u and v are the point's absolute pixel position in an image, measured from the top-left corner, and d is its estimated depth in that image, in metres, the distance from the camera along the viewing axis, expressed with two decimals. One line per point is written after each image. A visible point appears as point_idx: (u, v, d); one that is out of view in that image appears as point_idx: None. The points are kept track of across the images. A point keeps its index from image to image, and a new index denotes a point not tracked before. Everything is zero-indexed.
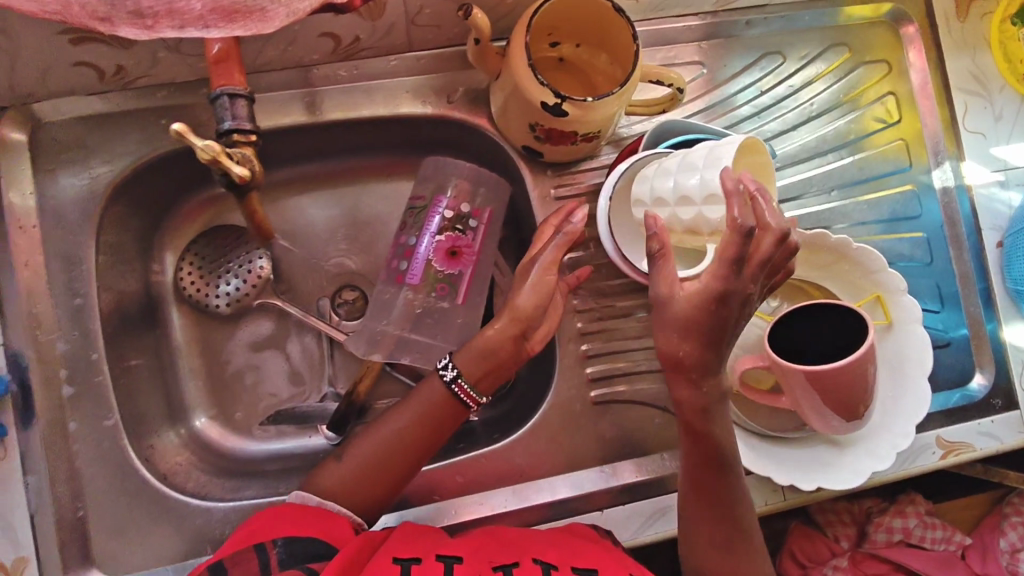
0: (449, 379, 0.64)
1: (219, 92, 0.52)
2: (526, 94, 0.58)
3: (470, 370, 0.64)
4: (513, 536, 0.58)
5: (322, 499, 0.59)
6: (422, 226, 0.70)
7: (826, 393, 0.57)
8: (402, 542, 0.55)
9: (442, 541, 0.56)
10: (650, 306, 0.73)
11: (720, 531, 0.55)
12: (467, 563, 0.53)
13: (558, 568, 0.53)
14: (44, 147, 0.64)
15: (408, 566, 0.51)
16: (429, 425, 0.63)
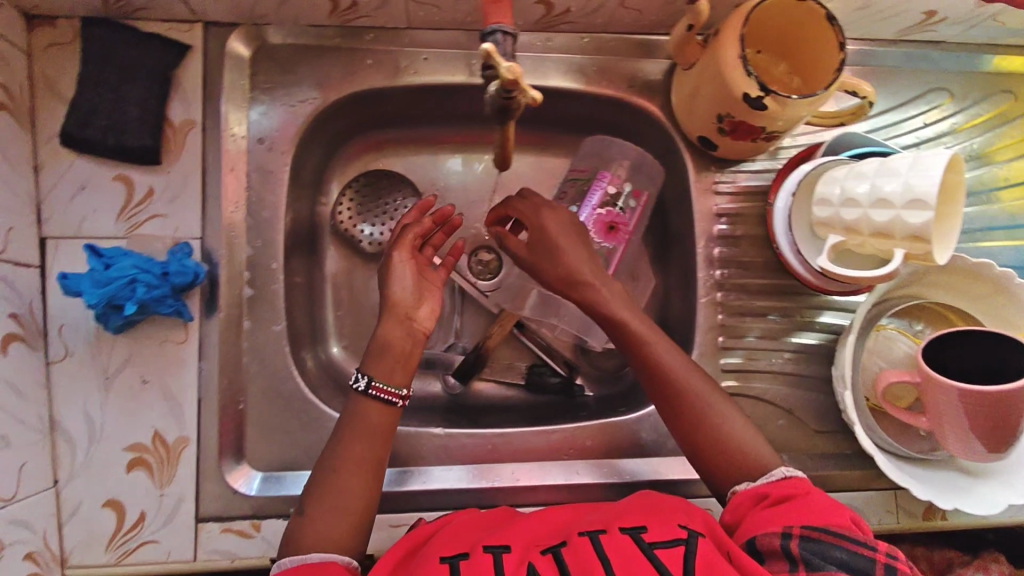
0: (362, 388, 0.59)
1: (493, 29, 0.47)
2: (728, 84, 0.60)
3: (381, 373, 0.60)
4: (564, 518, 0.59)
5: (304, 555, 0.53)
6: (582, 199, 0.74)
7: (975, 412, 0.57)
8: (447, 539, 0.55)
9: (485, 531, 0.56)
10: (787, 311, 0.75)
11: (701, 430, 0.61)
12: (514, 551, 0.53)
13: (605, 531, 0.54)
14: (262, 68, 0.67)
15: (455, 562, 0.51)
16: (377, 440, 0.58)
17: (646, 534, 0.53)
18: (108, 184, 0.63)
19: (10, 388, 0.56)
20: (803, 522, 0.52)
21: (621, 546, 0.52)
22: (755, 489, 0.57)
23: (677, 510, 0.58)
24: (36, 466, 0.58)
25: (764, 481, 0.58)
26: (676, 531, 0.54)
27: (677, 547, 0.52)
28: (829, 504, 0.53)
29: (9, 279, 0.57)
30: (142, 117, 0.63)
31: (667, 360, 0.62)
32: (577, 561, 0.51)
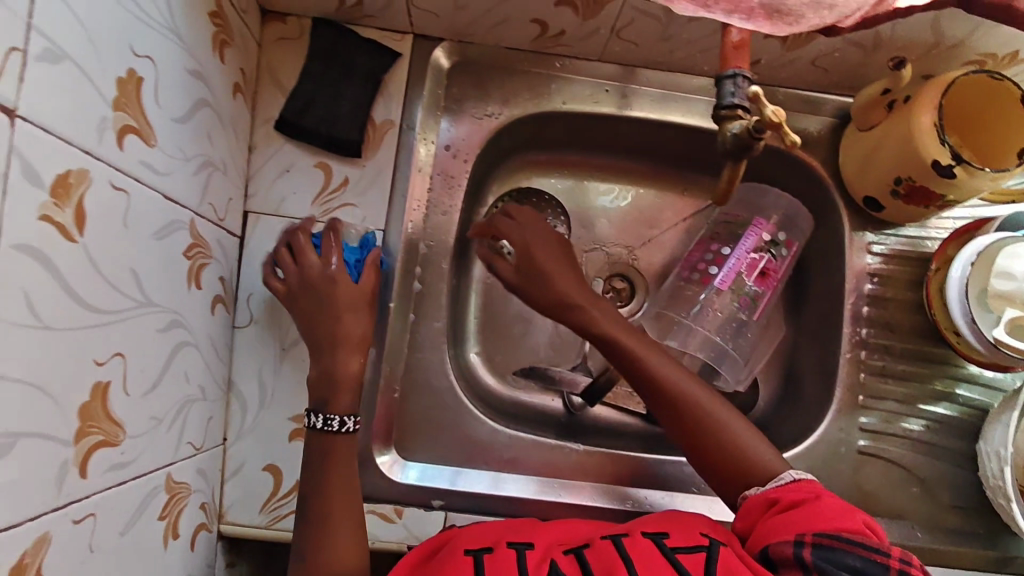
0: (346, 428, 0.58)
1: (733, 72, 0.49)
2: (917, 150, 0.62)
3: (337, 404, 0.59)
4: (579, 529, 0.56)
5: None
6: (736, 240, 0.76)
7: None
8: (471, 538, 0.53)
9: (508, 530, 0.54)
10: (929, 379, 0.74)
11: (708, 438, 0.60)
12: (537, 549, 0.50)
13: (628, 535, 0.51)
14: (459, 81, 0.73)
15: (480, 555, 0.49)
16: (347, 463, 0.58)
17: (668, 539, 0.51)
18: (310, 169, 0.68)
19: (212, 346, 0.60)
20: (815, 528, 0.49)
21: (645, 549, 0.49)
22: (766, 495, 0.55)
23: (694, 522, 0.55)
24: (217, 422, 0.61)
25: (773, 485, 0.56)
26: (699, 538, 0.51)
27: (700, 552, 0.49)
28: (845, 509, 0.51)
29: (224, 245, 0.61)
30: (351, 113, 0.68)
31: (660, 369, 0.62)
32: (601, 561, 0.48)
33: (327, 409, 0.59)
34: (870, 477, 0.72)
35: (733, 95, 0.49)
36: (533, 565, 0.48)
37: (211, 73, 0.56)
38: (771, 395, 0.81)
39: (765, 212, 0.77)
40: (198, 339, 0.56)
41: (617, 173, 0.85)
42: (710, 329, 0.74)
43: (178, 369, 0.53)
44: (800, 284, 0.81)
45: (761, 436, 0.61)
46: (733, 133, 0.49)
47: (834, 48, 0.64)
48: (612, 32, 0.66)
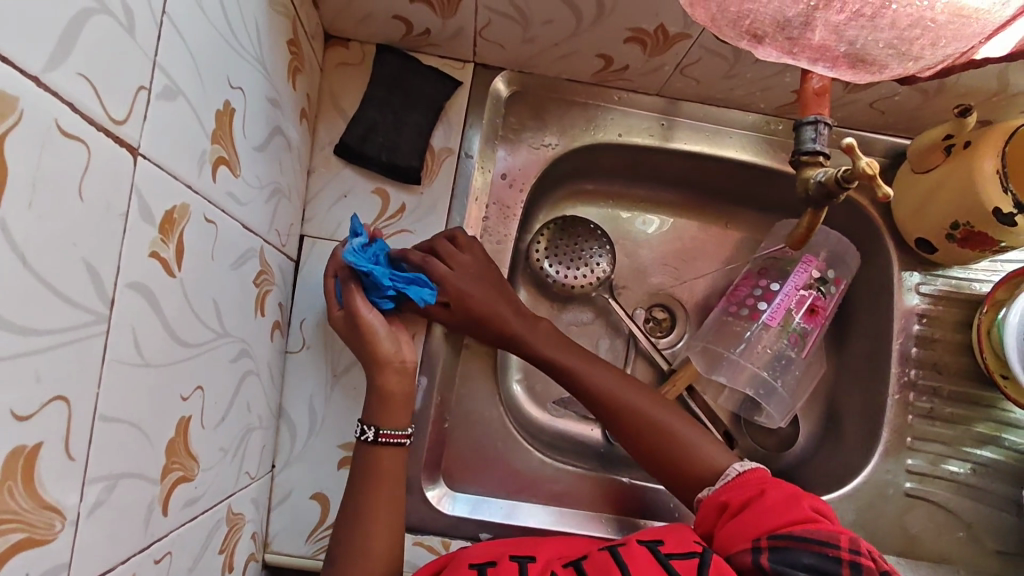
0: (370, 438, 0.57)
1: (815, 119, 0.50)
2: (979, 197, 0.62)
3: (386, 417, 0.58)
4: (584, 544, 0.53)
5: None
6: (785, 276, 0.76)
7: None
8: (477, 553, 0.51)
9: (508, 544, 0.52)
10: (974, 422, 0.74)
11: (649, 441, 0.60)
12: (539, 564, 0.49)
13: (622, 543, 0.48)
14: (517, 111, 0.73)
15: (484, 569, 0.48)
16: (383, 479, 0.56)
17: (663, 545, 0.47)
18: (367, 195, 0.68)
19: (269, 372, 0.59)
20: (773, 529, 0.47)
21: (642, 560, 0.45)
22: (718, 497, 0.53)
23: (684, 529, 0.50)
24: (268, 449, 0.60)
25: (722, 482, 0.55)
26: (693, 544, 0.48)
27: (693, 558, 0.45)
28: (790, 500, 0.49)
29: (284, 270, 0.61)
30: (412, 140, 0.68)
31: (567, 361, 0.64)
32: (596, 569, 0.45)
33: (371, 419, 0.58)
34: (917, 520, 0.71)
35: (814, 142, 0.50)
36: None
37: (285, 99, 0.56)
38: (813, 432, 0.80)
39: (813, 249, 0.77)
40: (259, 366, 0.55)
41: (661, 207, 0.85)
42: (760, 364, 0.74)
43: (243, 398, 0.52)
44: (844, 321, 0.82)
45: (715, 438, 0.60)
46: (818, 180, 0.50)
47: (894, 92, 0.65)
48: (677, 69, 0.67)
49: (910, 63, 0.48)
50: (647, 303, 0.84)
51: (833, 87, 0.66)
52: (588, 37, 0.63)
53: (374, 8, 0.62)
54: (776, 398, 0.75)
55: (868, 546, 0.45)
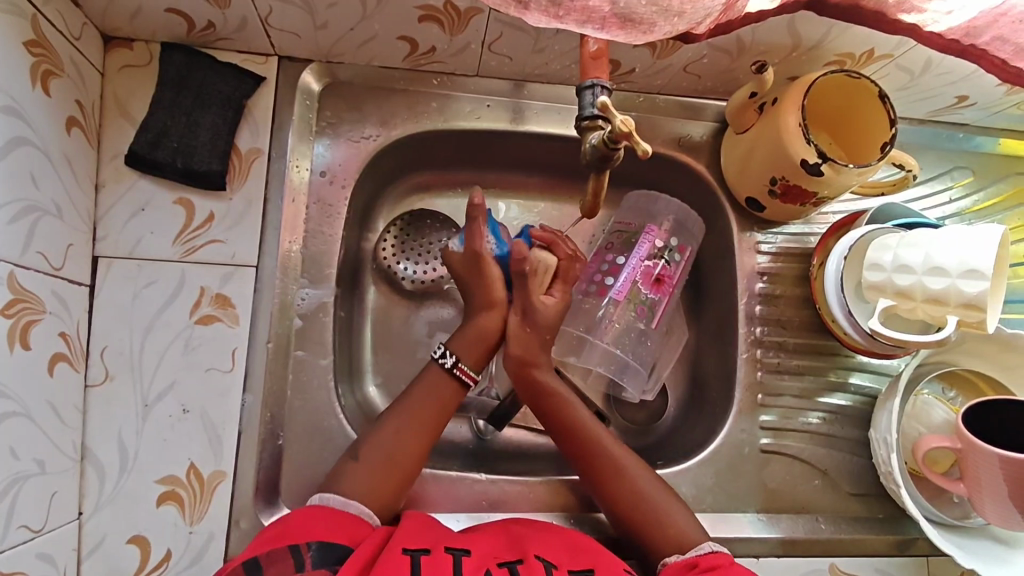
0: (449, 364, 0.66)
1: (591, 83, 0.48)
2: (787, 151, 0.63)
3: (465, 354, 0.67)
4: (515, 533, 0.58)
5: (344, 499, 0.57)
6: (630, 248, 0.75)
7: (1013, 481, 0.58)
8: (410, 534, 0.53)
9: (441, 534, 0.55)
10: (823, 371, 0.76)
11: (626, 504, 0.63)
12: (474, 556, 0.52)
13: (555, 565, 0.53)
14: (333, 103, 0.69)
15: (418, 555, 0.50)
16: (435, 410, 0.64)
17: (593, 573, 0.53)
18: (169, 206, 0.62)
19: (53, 412, 0.53)
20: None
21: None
22: (685, 561, 0.57)
23: (613, 554, 0.57)
24: (66, 496, 0.55)
25: (693, 554, 0.58)
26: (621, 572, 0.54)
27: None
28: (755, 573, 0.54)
29: (62, 297, 0.55)
30: (212, 143, 0.64)
31: (583, 421, 0.66)
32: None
33: (449, 344, 0.67)
34: (775, 474, 0.72)
35: (592, 106, 0.48)
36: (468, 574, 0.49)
37: (32, 109, 0.51)
38: (680, 400, 0.80)
39: (656, 218, 0.77)
40: (31, 409, 0.50)
41: (531, 191, 0.83)
42: (612, 342, 0.74)
43: (1, 443, 0.47)
44: (700, 287, 0.82)
45: (673, 512, 0.62)
46: (592, 145, 0.48)
47: (700, 54, 0.66)
48: (484, 46, 0.66)
49: (674, 19, 0.47)
50: None
51: (641, 56, 0.66)
52: (382, 18, 0.61)
53: (142, 1, 0.57)
54: (631, 372, 0.75)
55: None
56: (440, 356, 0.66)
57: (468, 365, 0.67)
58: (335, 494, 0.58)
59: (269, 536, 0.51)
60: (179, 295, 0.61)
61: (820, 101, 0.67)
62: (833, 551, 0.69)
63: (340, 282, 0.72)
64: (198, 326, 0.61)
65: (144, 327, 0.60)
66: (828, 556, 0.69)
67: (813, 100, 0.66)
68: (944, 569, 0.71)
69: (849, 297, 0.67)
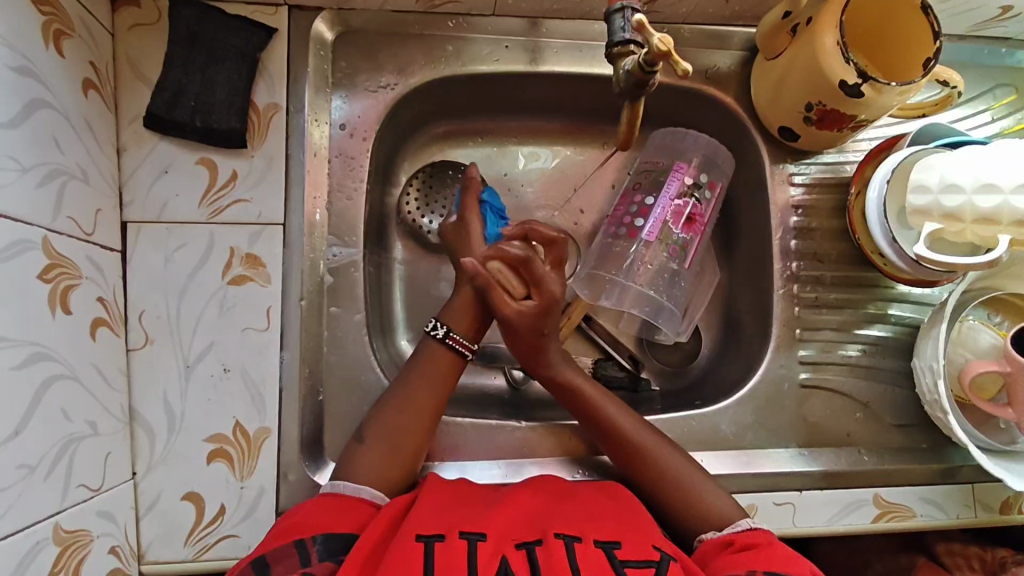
0: (440, 335, 0.63)
1: (620, 6, 0.46)
2: (824, 72, 0.60)
3: (458, 323, 0.64)
4: (539, 506, 0.55)
5: (356, 485, 0.56)
6: (659, 188, 0.73)
7: None
8: (427, 515, 0.51)
9: (460, 515, 0.52)
10: (861, 303, 0.74)
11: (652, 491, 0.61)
12: (491, 541, 0.49)
13: (581, 539, 0.50)
14: (348, 53, 0.68)
15: (432, 543, 0.48)
16: (437, 386, 0.62)
17: (620, 550, 0.50)
18: (192, 167, 0.62)
19: (98, 374, 0.54)
20: (768, 568, 0.50)
21: (594, 559, 0.48)
22: (722, 537, 0.56)
23: (645, 530, 0.54)
24: (120, 456, 0.56)
25: (732, 531, 0.56)
26: (651, 551, 0.50)
27: (649, 567, 0.48)
28: (794, 557, 0.52)
29: (97, 262, 0.55)
30: (229, 101, 0.62)
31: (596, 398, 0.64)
32: (548, 562, 0.47)
33: (449, 322, 0.64)
34: (815, 409, 0.72)
35: (624, 30, 0.46)
36: (484, 563, 0.47)
37: (47, 70, 0.50)
38: (714, 341, 0.80)
39: (685, 156, 0.75)
40: (78, 371, 0.51)
41: (553, 137, 0.81)
42: (644, 283, 0.72)
43: (54, 406, 0.47)
44: (732, 225, 0.80)
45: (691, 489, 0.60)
46: (626, 70, 0.46)
47: None
48: None
49: None
50: None
51: None
52: None
53: None
54: (666, 312, 0.73)
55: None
56: (430, 329, 0.64)
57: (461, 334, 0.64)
58: (345, 481, 0.56)
59: (282, 528, 0.51)
60: (209, 256, 0.61)
61: (858, 15, 0.63)
62: (876, 482, 0.69)
63: (367, 236, 0.71)
64: (232, 287, 0.61)
65: (179, 289, 0.61)
66: (870, 488, 0.69)
67: (850, 16, 0.63)
68: (989, 496, 0.71)
69: (897, 232, 0.65)
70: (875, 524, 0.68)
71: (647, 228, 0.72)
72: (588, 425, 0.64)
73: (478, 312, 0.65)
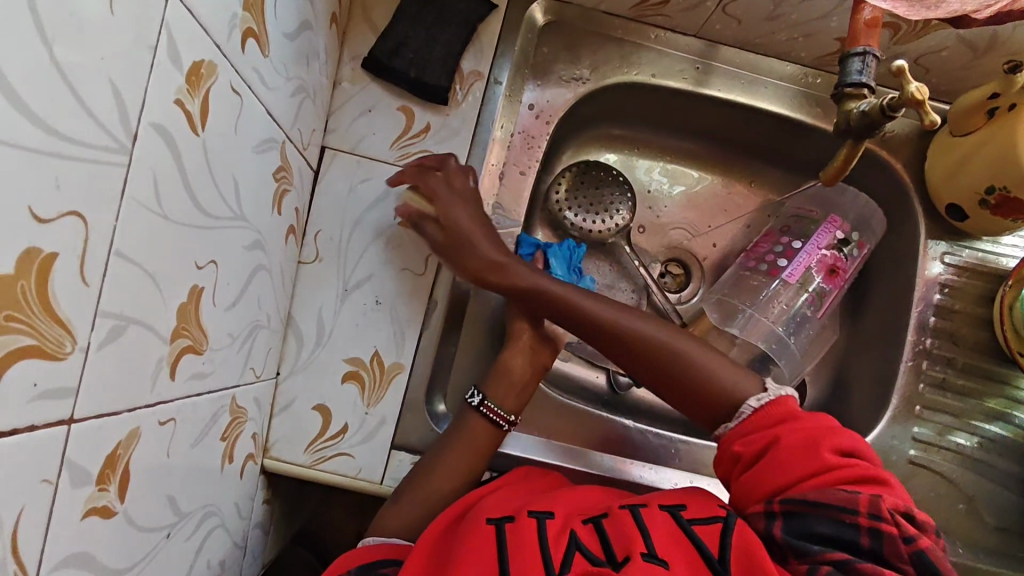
0: (476, 403, 0.63)
1: (863, 50, 0.48)
2: (1019, 160, 0.61)
3: (498, 393, 0.64)
4: (607, 497, 0.58)
5: (383, 537, 0.57)
6: (809, 236, 0.74)
7: None
8: (493, 502, 0.55)
9: (524, 498, 0.55)
10: (986, 396, 0.73)
11: (725, 404, 0.57)
12: (557, 518, 0.52)
13: (645, 505, 0.52)
14: (551, 42, 0.72)
15: (502, 524, 0.51)
16: (469, 454, 0.61)
17: (685, 510, 0.52)
18: (393, 112, 0.66)
19: (280, 275, 0.58)
20: (783, 495, 0.51)
21: (660, 521, 0.50)
22: (737, 438, 0.56)
23: (702, 493, 0.55)
24: (275, 353, 0.60)
25: (750, 416, 0.56)
26: (716, 509, 0.52)
27: (715, 523, 0.50)
28: (808, 444, 0.51)
29: (302, 175, 0.60)
30: (442, 59, 0.66)
31: (585, 307, 0.61)
32: (617, 530, 0.50)
33: (486, 390, 0.64)
34: (919, 488, 0.71)
35: (860, 74, 0.48)
36: (553, 537, 0.49)
37: None
38: (819, 397, 0.80)
39: (840, 210, 0.76)
40: (271, 266, 0.55)
41: (707, 163, 0.84)
42: (775, 320, 0.73)
43: (254, 291, 0.52)
44: (865, 289, 0.80)
45: (743, 367, 0.59)
46: (860, 111, 0.48)
47: (943, 45, 0.64)
48: (718, 6, 0.67)
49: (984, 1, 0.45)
50: (664, 257, 0.82)
51: (879, 37, 0.64)
52: None
53: None
54: (787, 354, 0.74)
55: (890, 503, 0.48)
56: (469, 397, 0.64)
57: (497, 404, 0.64)
58: (374, 535, 0.57)
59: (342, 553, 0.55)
60: (389, 195, 0.66)
61: None
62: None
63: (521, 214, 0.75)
64: (401, 228, 0.66)
65: (355, 218, 0.65)
66: None
67: None
68: None
69: None
70: None
71: (786, 274, 0.73)
72: (586, 332, 0.61)
73: (519, 388, 0.65)
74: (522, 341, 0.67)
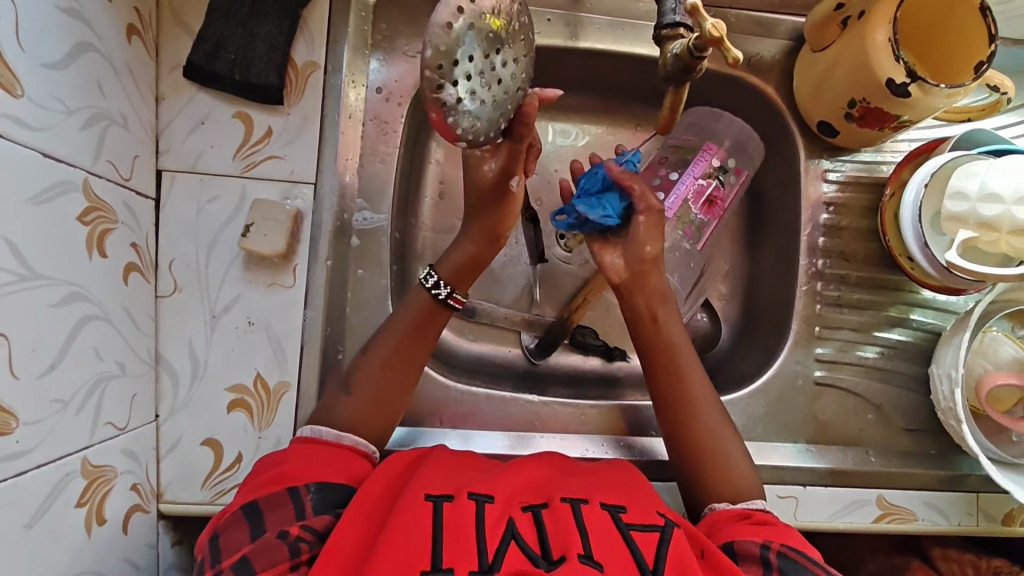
0: (443, 296, 0.61)
1: None
2: (871, 70, 0.59)
3: (456, 281, 0.63)
4: (542, 475, 0.54)
5: (338, 432, 0.55)
6: (685, 165, 0.71)
7: None
8: (430, 478, 0.50)
9: (467, 478, 0.51)
10: (885, 305, 0.73)
11: (719, 478, 0.58)
12: (497, 503, 0.48)
13: (587, 501, 0.49)
14: (390, 17, 0.68)
15: (440, 503, 0.46)
16: (422, 338, 0.60)
17: (625, 514, 0.49)
18: (229, 120, 0.62)
19: (128, 318, 0.55)
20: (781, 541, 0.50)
21: (601, 522, 0.47)
22: (733, 510, 0.55)
23: (648, 498, 0.53)
24: (144, 398, 0.58)
25: (744, 506, 0.55)
26: (657, 518, 0.49)
27: (653, 533, 0.47)
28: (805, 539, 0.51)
29: (132, 208, 0.56)
30: (267, 55, 0.62)
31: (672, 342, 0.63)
32: (555, 525, 0.46)
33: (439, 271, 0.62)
34: (826, 407, 0.72)
35: (675, 13, 0.46)
36: (491, 526, 0.45)
37: (93, 12, 0.50)
38: (729, 332, 0.80)
39: (717, 137, 0.73)
40: (110, 313, 0.52)
41: (587, 114, 0.81)
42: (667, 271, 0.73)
43: (87, 344, 0.49)
44: (759, 218, 0.79)
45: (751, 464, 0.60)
46: (673, 54, 0.46)
47: None
48: None
49: None
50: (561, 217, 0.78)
51: None
52: None
53: None
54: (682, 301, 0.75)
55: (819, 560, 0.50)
56: (429, 285, 0.61)
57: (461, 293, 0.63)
58: (327, 427, 0.55)
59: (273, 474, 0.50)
60: (241, 209, 0.62)
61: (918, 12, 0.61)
62: (881, 484, 0.70)
63: (396, 201, 0.72)
64: None
65: (209, 240, 0.61)
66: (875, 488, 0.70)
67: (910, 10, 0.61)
68: (993, 505, 0.71)
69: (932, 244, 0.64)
70: (877, 523, 0.69)
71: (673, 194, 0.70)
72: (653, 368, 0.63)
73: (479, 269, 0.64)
74: (489, 231, 0.62)
